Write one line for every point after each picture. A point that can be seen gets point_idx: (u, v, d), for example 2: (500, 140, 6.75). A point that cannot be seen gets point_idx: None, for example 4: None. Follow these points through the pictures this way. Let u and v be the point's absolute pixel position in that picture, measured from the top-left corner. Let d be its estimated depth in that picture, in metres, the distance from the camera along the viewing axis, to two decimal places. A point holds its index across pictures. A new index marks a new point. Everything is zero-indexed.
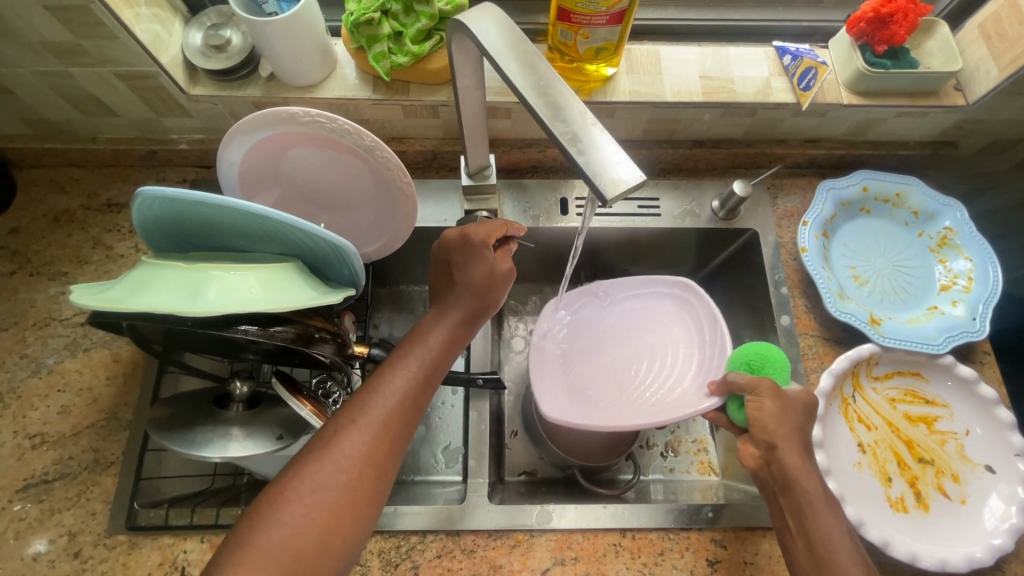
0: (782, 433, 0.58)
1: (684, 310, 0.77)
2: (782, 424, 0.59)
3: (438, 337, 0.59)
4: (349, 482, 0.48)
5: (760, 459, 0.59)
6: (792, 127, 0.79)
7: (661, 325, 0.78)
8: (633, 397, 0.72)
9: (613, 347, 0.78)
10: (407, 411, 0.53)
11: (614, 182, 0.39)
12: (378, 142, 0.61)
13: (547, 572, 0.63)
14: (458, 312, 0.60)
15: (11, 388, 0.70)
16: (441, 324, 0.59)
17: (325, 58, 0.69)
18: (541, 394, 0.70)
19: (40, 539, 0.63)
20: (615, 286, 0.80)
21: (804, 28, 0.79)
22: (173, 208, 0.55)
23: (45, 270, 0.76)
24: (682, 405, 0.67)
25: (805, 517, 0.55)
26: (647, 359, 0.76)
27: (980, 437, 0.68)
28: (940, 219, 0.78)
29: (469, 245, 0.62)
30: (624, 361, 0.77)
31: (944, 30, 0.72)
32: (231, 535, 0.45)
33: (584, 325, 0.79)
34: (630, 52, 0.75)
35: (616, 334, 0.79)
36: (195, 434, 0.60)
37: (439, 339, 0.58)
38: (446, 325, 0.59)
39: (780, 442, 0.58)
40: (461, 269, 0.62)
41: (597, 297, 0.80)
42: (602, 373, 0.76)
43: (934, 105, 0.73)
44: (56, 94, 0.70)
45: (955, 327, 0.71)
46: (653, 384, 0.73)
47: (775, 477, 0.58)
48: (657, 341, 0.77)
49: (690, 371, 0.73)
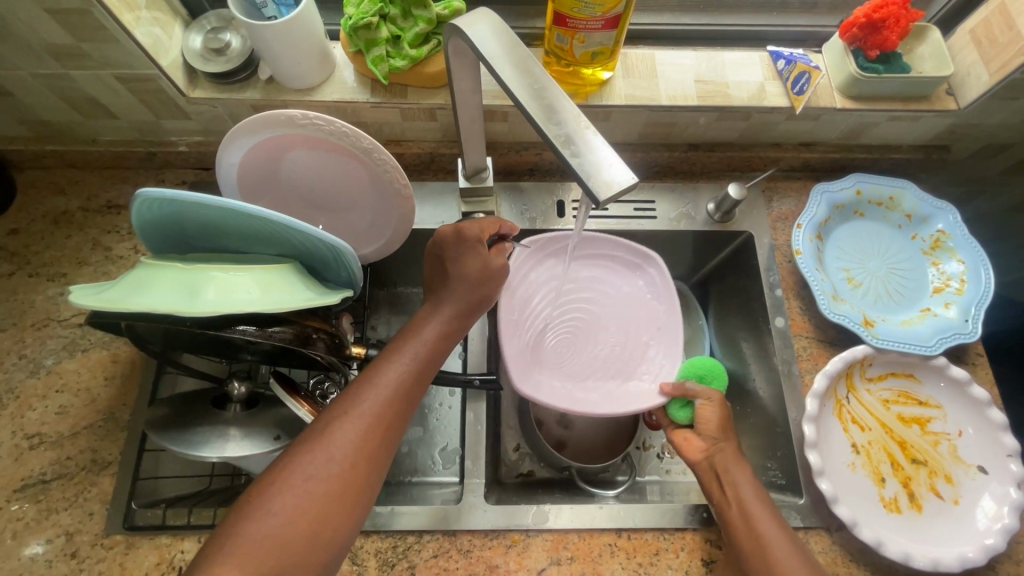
0: (724, 434, 0.64)
1: (644, 280, 0.79)
2: (727, 428, 0.64)
3: (432, 331, 0.59)
4: (342, 471, 0.48)
5: (705, 451, 0.63)
6: (787, 131, 0.79)
7: (621, 291, 0.80)
8: (598, 369, 0.76)
9: (574, 310, 0.79)
10: (400, 403, 0.54)
11: (607, 184, 0.39)
12: (376, 145, 0.62)
13: (543, 572, 0.64)
14: (452, 306, 0.60)
15: (9, 388, 0.70)
16: (435, 318, 0.60)
17: (323, 62, 0.70)
18: (515, 364, 0.71)
19: (37, 540, 0.63)
20: (583, 242, 0.79)
21: (798, 33, 0.80)
22: (173, 209, 0.56)
23: (44, 271, 0.76)
24: (637, 396, 0.72)
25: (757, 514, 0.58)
26: (608, 325, 0.79)
27: (973, 438, 0.68)
28: (933, 222, 0.79)
29: (463, 240, 0.62)
30: (586, 325, 0.79)
31: (936, 35, 0.72)
32: (222, 524, 0.45)
33: (546, 282, 0.79)
34: (626, 56, 0.76)
35: (576, 293, 0.80)
36: (193, 434, 0.61)
37: (433, 331, 0.59)
38: (441, 319, 0.60)
39: (724, 441, 0.63)
40: (456, 265, 0.62)
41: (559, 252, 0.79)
42: (564, 337, 0.78)
43: (926, 109, 0.74)
44: (56, 97, 0.71)
45: (948, 329, 0.72)
46: (614, 353, 0.77)
47: (715, 467, 0.62)
48: (618, 307, 0.80)
49: (648, 350, 0.76)
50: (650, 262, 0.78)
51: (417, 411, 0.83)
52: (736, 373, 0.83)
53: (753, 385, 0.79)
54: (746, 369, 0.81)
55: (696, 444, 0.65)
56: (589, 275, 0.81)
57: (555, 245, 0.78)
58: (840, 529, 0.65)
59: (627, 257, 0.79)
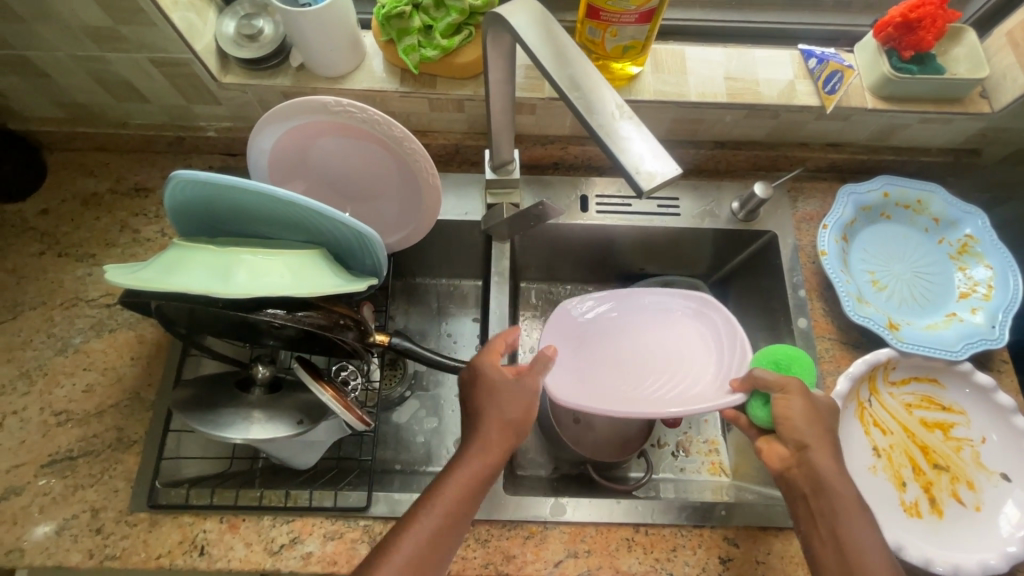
0: (813, 433, 0.58)
1: (703, 322, 0.78)
2: (812, 420, 0.58)
3: (463, 476, 0.55)
4: None
5: (788, 460, 0.58)
6: (815, 131, 0.79)
7: (680, 332, 0.78)
8: (647, 392, 0.72)
9: (626, 349, 0.78)
10: (427, 558, 0.51)
11: (649, 174, 0.39)
12: (407, 134, 0.62)
13: (560, 564, 0.64)
14: (482, 451, 0.57)
15: (38, 365, 0.71)
16: (465, 461, 0.56)
17: (354, 50, 0.70)
18: (559, 387, 0.70)
19: (63, 514, 0.64)
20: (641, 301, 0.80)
21: (829, 31, 0.80)
22: (207, 192, 0.57)
23: (73, 251, 0.78)
24: (695, 401, 0.67)
25: (836, 520, 0.54)
26: (663, 361, 0.76)
27: (996, 445, 0.68)
28: (961, 227, 0.78)
29: (481, 378, 0.60)
30: (637, 360, 0.77)
31: (971, 37, 0.71)
32: None
33: (593, 317, 0.79)
34: (656, 51, 0.76)
35: (630, 336, 0.79)
36: (218, 415, 0.62)
37: (489, 446, 0.57)
38: (493, 440, 0.57)
39: (811, 443, 0.57)
40: (481, 401, 0.59)
41: (612, 295, 0.80)
42: (613, 368, 0.76)
43: (959, 112, 0.73)
44: (90, 79, 0.71)
45: (974, 335, 0.71)
46: (668, 383, 0.73)
47: (804, 481, 0.56)
48: (672, 344, 0.77)
49: (704, 377, 0.72)
50: (711, 306, 0.78)
51: (432, 403, 0.84)
52: None
53: None
54: None
55: (779, 450, 0.60)
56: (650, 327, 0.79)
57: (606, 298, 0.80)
58: None
59: (687, 302, 0.79)
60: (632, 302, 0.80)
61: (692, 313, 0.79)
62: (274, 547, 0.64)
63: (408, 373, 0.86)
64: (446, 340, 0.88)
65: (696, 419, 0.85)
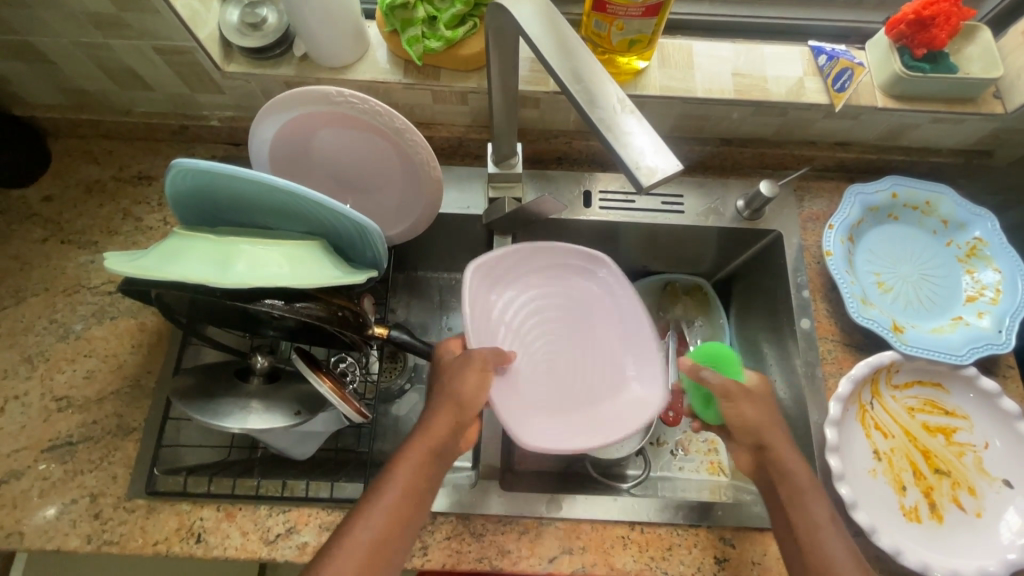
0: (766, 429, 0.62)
1: (601, 285, 0.78)
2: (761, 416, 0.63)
3: (411, 467, 0.57)
4: None
5: (754, 464, 0.63)
6: (823, 129, 0.78)
7: (572, 298, 0.78)
8: (574, 389, 0.74)
9: (527, 340, 0.76)
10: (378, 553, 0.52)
11: (650, 169, 0.39)
12: (409, 125, 0.61)
13: (554, 560, 0.64)
14: (429, 441, 0.58)
15: (39, 351, 0.72)
16: (413, 452, 0.57)
17: (358, 40, 0.70)
18: (507, 417, 0.66)
19: (63, 499, 0.65)
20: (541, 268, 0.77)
21: (841, 28, 0.78)
22: (207, 181, 0.57)
23: (76, 238, 0.78)
24: (632, 411, 0.72)
25: (811, 523, 0.57)
26: (574, 343, 0.77)
27: (999, 451, 0.67)
28: (970, 229, 0.77)
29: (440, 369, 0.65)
30: (546, 345, 0.77)
31: (986, 36, 0.70)
32: None
33: (490, 310, 0.74)
34: (663, 45, 0.75)
35: (525, 322, 0.76)
36: (216, 404, 0.62)
37: (438, 423, 0.59)
38: (440, 418, 0.59)
39: (766, 439, 0.62)
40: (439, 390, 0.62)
41: (501, 280, 0.75)
42: (528, 370, 0.74)
43: (972, 112, 0.71)
44: (94, 66, 0.71)
45: (980, 339, 0.70)
46: (592, 374, 0.75)
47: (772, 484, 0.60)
48: (580, 325, 0.78)
49: (622, 359, 0.76)
50: (597, 263, 0.77)
51: None
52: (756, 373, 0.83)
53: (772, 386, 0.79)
54: (766, 370, 0.81)
55: (744, 455, 0.64)
56: (547, 295, 0.78)
57: (508, 263, 0.75)
58: (858, 535, 0.65)
59: (574, 262, 0.77)
60: (518, 284, 0.77)
61: (590, 281, 0.78)
62: (270, 537, 0.65)
63: (407, 366, 0.86)
64: (446, 334, 0.88)
65: None
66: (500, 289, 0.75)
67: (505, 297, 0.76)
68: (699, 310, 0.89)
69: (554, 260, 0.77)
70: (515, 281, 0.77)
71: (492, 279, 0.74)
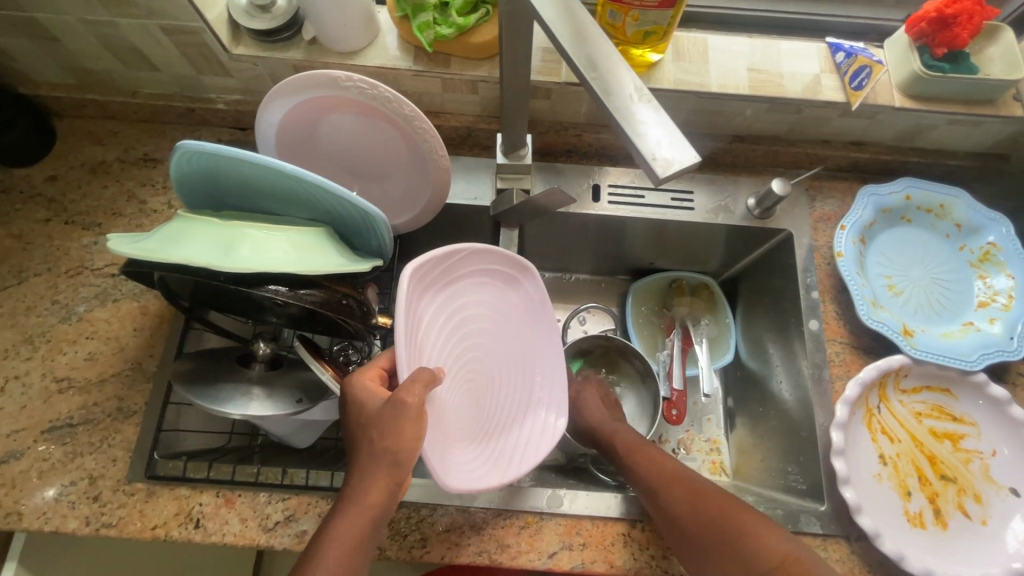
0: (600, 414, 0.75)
1: (519, 300, 0.71)
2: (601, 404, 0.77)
3: (342, 542, 0.50)
4: None
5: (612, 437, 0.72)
6: (838, 127, 0.76)
7: (499, 307, 0.70)
8: (490, 409, 0.67)
9: (457, 353, 0.66)
10: None
11: (668, 160, 0.38)
12: (418, 113, 0.60)
13: (554, 555, 0.63)
14: (364, 507, 0.52)
15: (41, 332, 0.71)
16: (345, 521, 0.51)
17: (368, 25, 0.69)
18: (433, 450, 0.57)
19: (63, 481, 0.65)
20: (471, 273, 0.67)
21: (861, 25, 0.77)
22: (213, 163, 0.57)
23: (79, 219, 0.77)
24: (539, 438, 0.65)
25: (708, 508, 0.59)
26: (497, 357, 0.69)
27: (1007, 459, 0.66)
28: (984, 234, 0.75)
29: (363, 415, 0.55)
30: (473, 366, 0.67)
31: (1009, 36, 0.68)
32: None
33: (420, 321, 0.60)
34: (677, 38, 0.73)
35: (455, 331, 0.66)
36: (218, 390, 0.62)
37: (374, 488, 0.53)
38: (376, 481, 0.53)
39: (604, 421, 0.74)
40: (367, 443, 0.54)
41: (435, 283, 0.63)
42: (449, 384, 0.64)
43: (990, 115, 0.70)
44: (100, 44, 0.70)
45: (991, 345, 0.69)
46: (510, 400, 0.68)
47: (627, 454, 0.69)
48: (505, 344, 0.70)
49: (534, 379, 0.69)
50: (527, 273, 0.70)
51: None
52: (760, 374, 0.82)
53: (776, 387, 0.78)
54: (771, 372, 0.80)
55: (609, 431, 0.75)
56: (476, 305, 0.68)
57: (445, 266, 0.63)
58: (860, 539, 0.64)
59: (505, 270, 0.70)
60: (452, 288, 0.66)
61: (516, 294, 0.71)
62: (269, 524, 0.64)
63: None
64: None
65: (698, 417, 0.85)
66: (430, 298, 0.63)
67: (435, 306, 0.63)
68: (704, 308, 0.88)
69: (484, 266, 0.68)
70: (448, 283, 0.66)
71: (424, 283, 0.61)
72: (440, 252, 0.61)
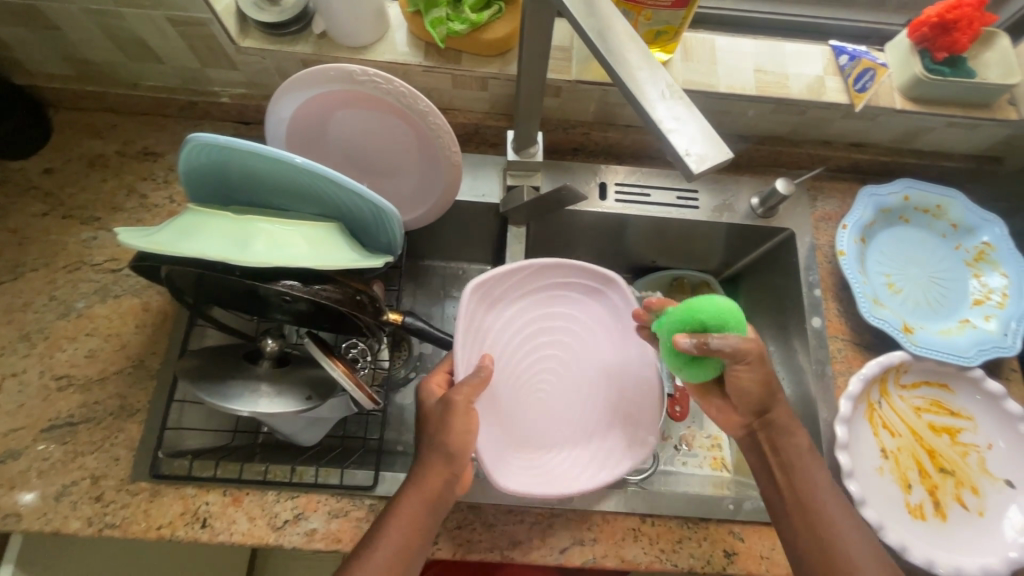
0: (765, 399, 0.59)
1: (607, 315, 0.72)
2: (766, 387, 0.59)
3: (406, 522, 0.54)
4: None
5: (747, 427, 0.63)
6: (840, 129, 0.78)
7: (576, 333, 0.73)
8: (558, 428, 0.70)
9: (524, 371, 0.71)
10: None
11: (702, 157, 0.38)
12: (433, 109, 0.60)
13: (565, 551, 0.64)
14: (426, 491, 0.55)
15: (39, 328, 0.70)
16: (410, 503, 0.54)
17: (379, 20, 0.68)
18: (482, 446, 0.60)
19: (65, 481, 0.63)
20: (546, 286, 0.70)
21: (863, 29, 0.79)
22: (225, 157, 0.56)
23: (78, 213, 0.75)
24: (625, 454, 0.67)
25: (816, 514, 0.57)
26: (567, 372, 0.72)
27: (1002, 452, 0.68)
28: (978, 234, 0.78)
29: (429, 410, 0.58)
30: (544, 375, 0.72)
31: (1004, 42, 0.70)
32: None
33: (486, 333, 0.67)
34: (685, 39, 0.74)
35: (524, 350, 0.71)
36: (227, 387, 0.61)
37: (435, 472, 0.55)
38: (437, 465, 0.55)
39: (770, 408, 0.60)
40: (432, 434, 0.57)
41: (505, 298, 0.68)
42: (515, 391, 0.70)
43: (987, 118, 0.72)
44: (103, 35, 0.69)
45: (986, 342, 0.71)
46: (583, 413, 0.71)
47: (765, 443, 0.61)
48: (585, 356, 0.73)
49: (621, 395, 0.71)
50: (612, 286, 0.70)
51: None
52: None
53: None
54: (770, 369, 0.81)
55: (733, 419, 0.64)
56: (555, 318, 0.72)
57: (514, 280, 0.68)
58: None
59: (588, 284, 0.70)
60: (527, 302, 0.70)
61: (600, 306, 0.72)
62: (278, 523, 0.64)
63: (413, 355, 0.85)
64: (453, 323, 0.87)
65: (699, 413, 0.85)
66: (497, 311, 0.68)
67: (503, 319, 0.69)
68: None
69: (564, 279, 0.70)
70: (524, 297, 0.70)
71: (491, 297, 0.67)
72: (507, 269, 0.66)
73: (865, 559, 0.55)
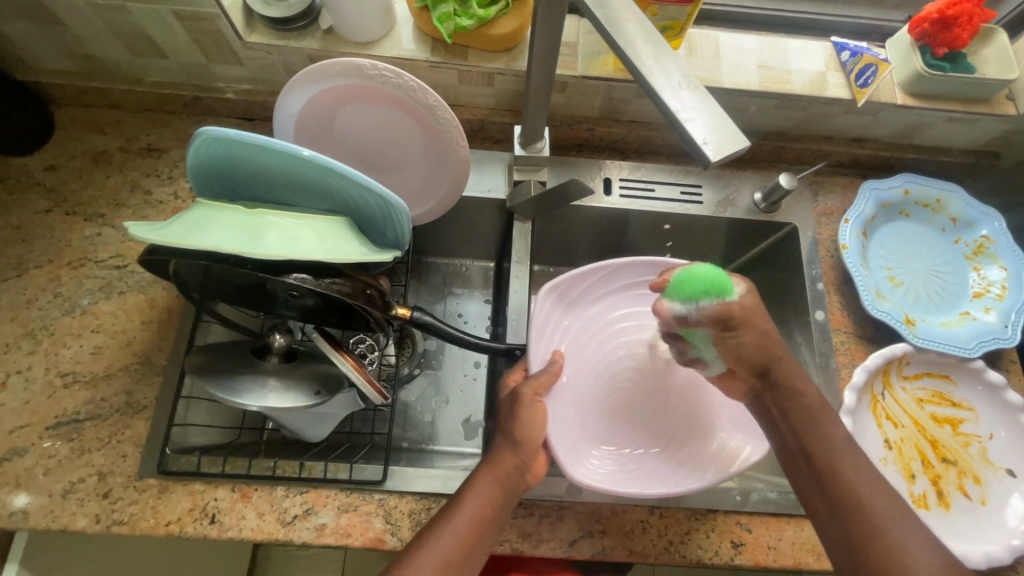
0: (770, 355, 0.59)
1: None
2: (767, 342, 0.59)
3: (483, 494, 0.56)
4: None
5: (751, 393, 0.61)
6: (841, 124, 0.79)
7: (649, 359, 0.75)
8: (638, 446, 0.70)
9: (601, 392, 0.73)
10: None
11: (719, 145, 0.39)
12: (442, 103, 0.60)
13: (574, 543, 0.64)
14: (505, 469, 0.57)
15: (43, 325, 0.69)
16: (488, 477, 0.57)
17: (386, 15, 0.68)
18: (552, 433, 0.62)
19: (72, 478, 0.63)
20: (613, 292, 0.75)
21: (864, 25, 0.80)
22: (236, 151, 0.56)
23: (81, 210, 0.75)
24: (719, 458, 0.65)
25: (837, 479, 0.53)
26: (639, 381, 0.74)
27: (1003, 442, 0.69)
28: (977, 228, 0.79)
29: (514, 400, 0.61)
30: (617, 385, 0.74)
31: (1002, 38, 0.72)
32: None
33: (558, 333, 0.71)
34: (689, 36, 0.75)
35: (600, 372, 0.74)
36: (236, 381, 0.61)
37: (509, 453, 0.58)
38: (507, 450, 0.58)
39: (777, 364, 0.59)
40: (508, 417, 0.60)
41: (576, 302, 0.73)
42: (590, 397, 0.72)
43: (986, 113, 0.73)
44: (108, 30, 0.69)
45: (987, 333, 0.72)
46: (666, 422, 0.71)
47: (775, 407, 0.59)
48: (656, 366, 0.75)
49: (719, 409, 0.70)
50: None
51: (437, 381, 0.85)
52: None
53: None
54: None
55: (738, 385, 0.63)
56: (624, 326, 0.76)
57: (584, 285, 0.72)
58: None
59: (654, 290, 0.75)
60: (596, 310, 0.75)
61: None
62: (287, 518, 0.64)
63: (417, 352, 0.85)
64: (456, 319, 0.87)
65: None
66: (567, 314, 0.73)
67: (571, 322, 0.73)
68: None
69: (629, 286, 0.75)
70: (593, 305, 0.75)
71: (560, 300, 0.71)
72: (580, 272, 0.71)
73: (904, 535, 0.49)
